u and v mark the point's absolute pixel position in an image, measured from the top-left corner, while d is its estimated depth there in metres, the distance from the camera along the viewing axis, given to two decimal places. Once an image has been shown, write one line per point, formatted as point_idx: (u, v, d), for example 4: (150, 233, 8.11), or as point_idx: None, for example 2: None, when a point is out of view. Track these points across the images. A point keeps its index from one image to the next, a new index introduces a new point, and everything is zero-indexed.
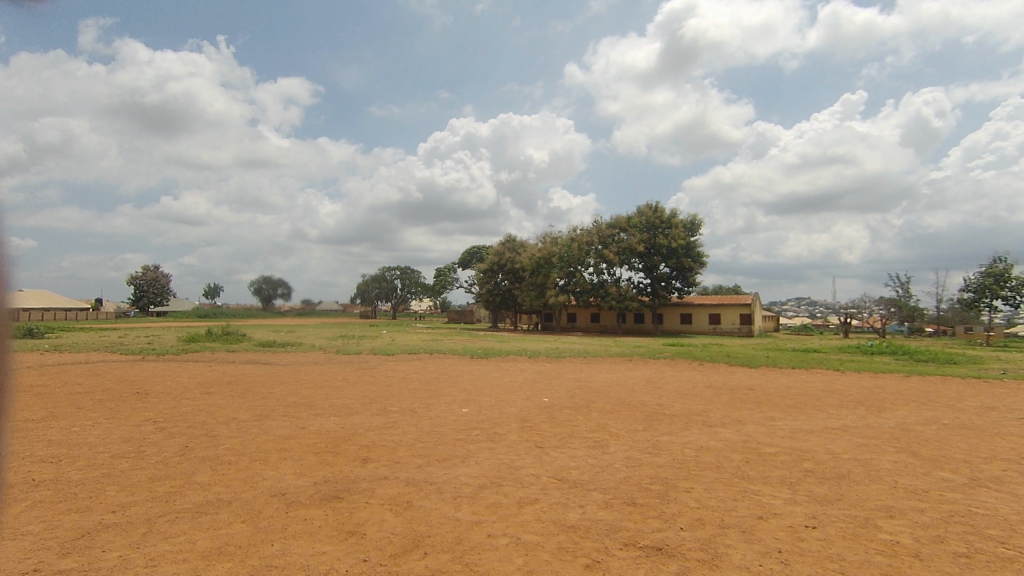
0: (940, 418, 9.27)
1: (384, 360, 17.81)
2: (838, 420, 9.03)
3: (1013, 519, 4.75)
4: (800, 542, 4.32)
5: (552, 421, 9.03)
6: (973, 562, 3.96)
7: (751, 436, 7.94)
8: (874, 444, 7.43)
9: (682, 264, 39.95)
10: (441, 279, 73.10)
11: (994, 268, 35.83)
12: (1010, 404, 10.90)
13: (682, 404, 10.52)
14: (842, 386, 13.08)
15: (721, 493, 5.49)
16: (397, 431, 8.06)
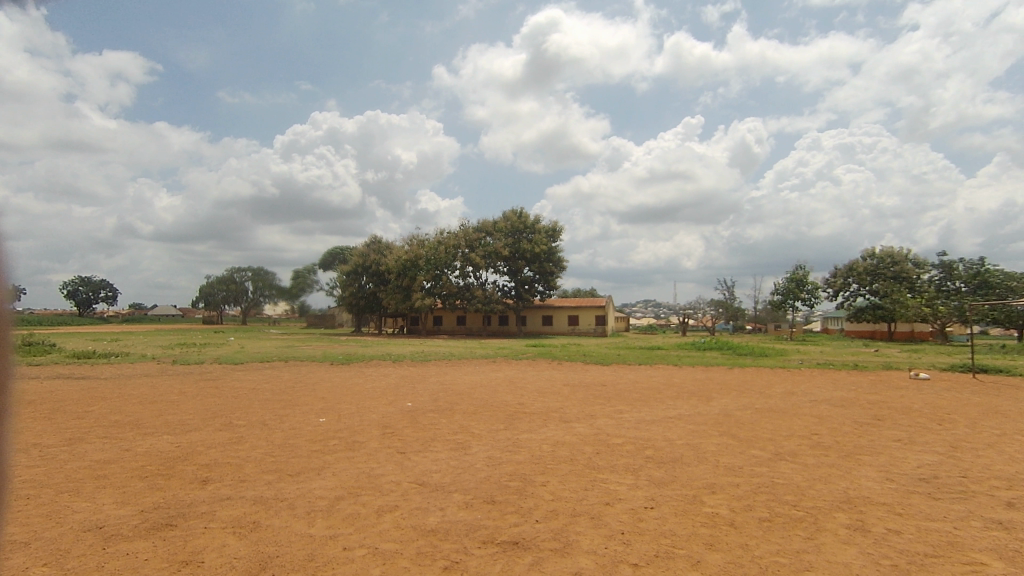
0: (753, 404, 10.77)
1: (232, 370, 16.29)
2: (675, 410, 10.08)
3: (803, 485, 5.67)
4: (640, 523, 4.76)
5: (415, 425, 8.93)
6: (774, 524, 4.66)
7: (601, 429, 8.56)
8: (702, 429, 8.39)
9: (543, 268, 41.78)
10: (299, 281, 68.72)
11: (796, 274, 42.39)
12: (805, 388, 12.98)
13: (541, 402, 11.01)
14: (679, 379, 14.59)
15: (573, 484, 5.84)
16: (244, 447, 7.43)
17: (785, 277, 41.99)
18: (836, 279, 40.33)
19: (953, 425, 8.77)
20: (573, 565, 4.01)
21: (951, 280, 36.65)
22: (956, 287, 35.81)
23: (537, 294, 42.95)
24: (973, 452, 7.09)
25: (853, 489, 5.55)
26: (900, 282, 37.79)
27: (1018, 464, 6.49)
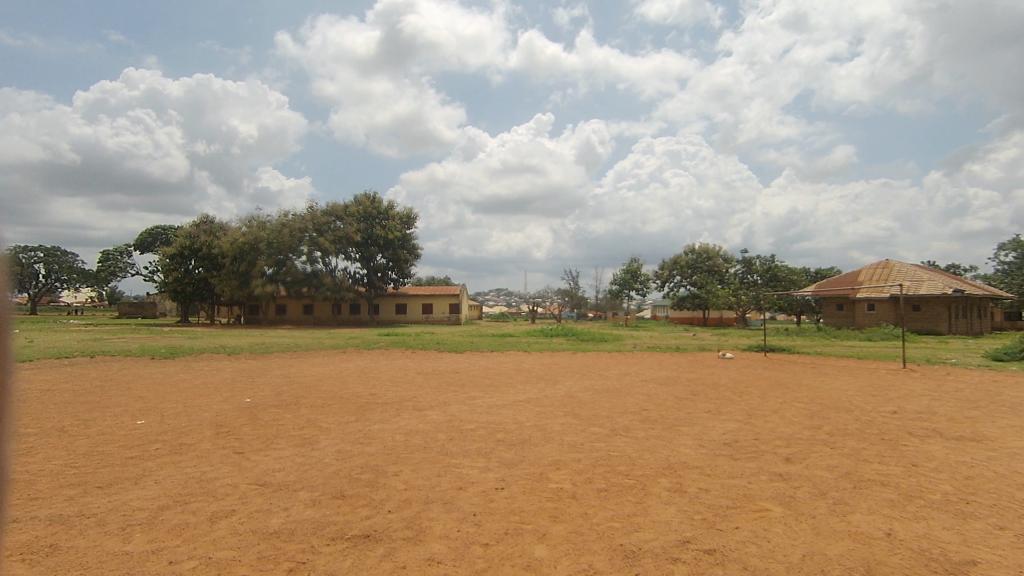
0: (594, 385, 11.71)
1: (16, 369, 13.57)
2: (524, 394, 10.59)
3: (633, 456, 6.34)
4: (490, 503, 4.95)
5: (254, 422, 8.26)
6: (609, 493, 5.15)
7: (454, 415, 8.70)
8: (548, 411, 8.93)
9: (397, 255, 40.94)
10: (108, 264, 59.29)
11: (631, 266, 46.68)
12: (637, 369, 14.43)
13: (394, 392, 10.85)
14: (528, 364, 15.31)
15: (426, 471, 5.88)
16: (35, 460, 6.26)
17: (622, 269, 46.01)
18: (663, 272, 45.23)
19: (749, 396, 10.40)
20: (425, 552, 4.05)
21: (750, 273, 43.08)
22: (754, 279, 42.19)
23: (390, 282, 42.02)
24: (764, 418, 8.49)
25: (674, 456, 6.33)
26: (713, 275, 43.52)
27: (794, 426, 7.92)
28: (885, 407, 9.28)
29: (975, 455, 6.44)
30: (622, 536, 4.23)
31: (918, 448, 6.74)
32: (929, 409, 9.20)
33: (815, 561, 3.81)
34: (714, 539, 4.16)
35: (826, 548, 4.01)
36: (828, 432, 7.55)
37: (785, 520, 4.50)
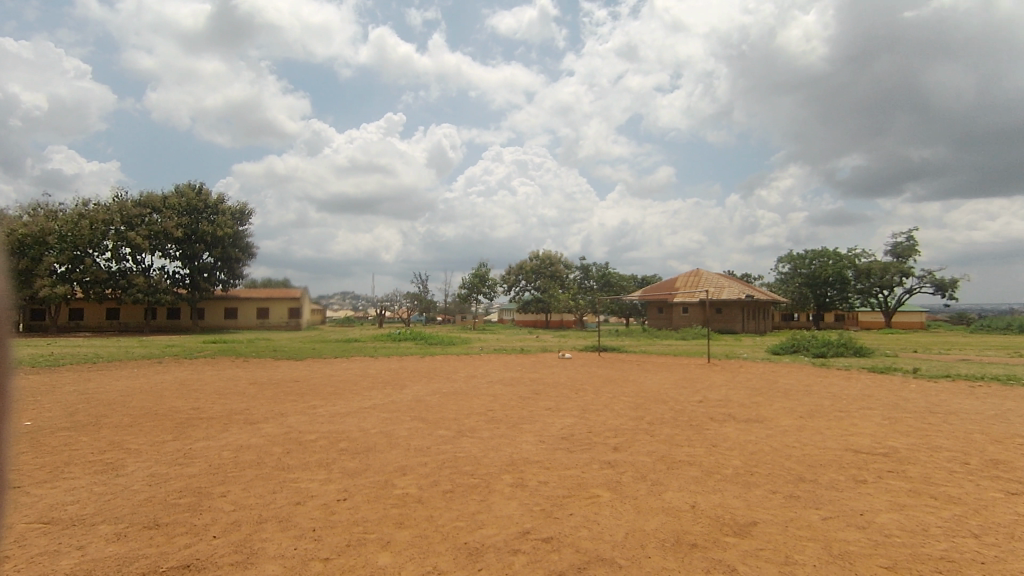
0: (441, 388, 11.77)
1: None
2: (369, 400, 10.27)
3: (478, 456, 6.51)
4: (331, 516, 4.74)
5: (37, 450, 6.91)
6: (454, 494, 5.24)
7: (292, 426, 8.16)
8: (395, 416, 8.79)
9: (228, 254, 37.14)
10: None
11: (479, 270, 47.73)
12: (483, 371, 14.80)
13: (222, 405, 9.84)
14: (373, 370, 14.87)
15: (259, 488, 5.45)
16: None
17: (470, 273, 46.82)
18: (509, 276, 46.93)
19: (585, 393, 11.27)
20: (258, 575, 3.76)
21: (587, 278, 46.53)
22: (590, 285, 45.67)
23: (217, 283, 37.93)
24: (596, 412, 9.28)
25: (516, 452, 6.64)
26: (554, 280, 46.22)
27: (621, 418, 8.77)
28: (693, 397, 10.69)
29: (759, 434, 7.70)
30: (466, 535, 4.34)
31: (717, 431, 7.89)
32: (727, 397, 10.80)
33: (636, 536, 4.28)
34: (551, 526, 4.46)
35: (644, 524, 4.52)
36: (648, 422, 8.48)
37: (611, 504, 4.98)
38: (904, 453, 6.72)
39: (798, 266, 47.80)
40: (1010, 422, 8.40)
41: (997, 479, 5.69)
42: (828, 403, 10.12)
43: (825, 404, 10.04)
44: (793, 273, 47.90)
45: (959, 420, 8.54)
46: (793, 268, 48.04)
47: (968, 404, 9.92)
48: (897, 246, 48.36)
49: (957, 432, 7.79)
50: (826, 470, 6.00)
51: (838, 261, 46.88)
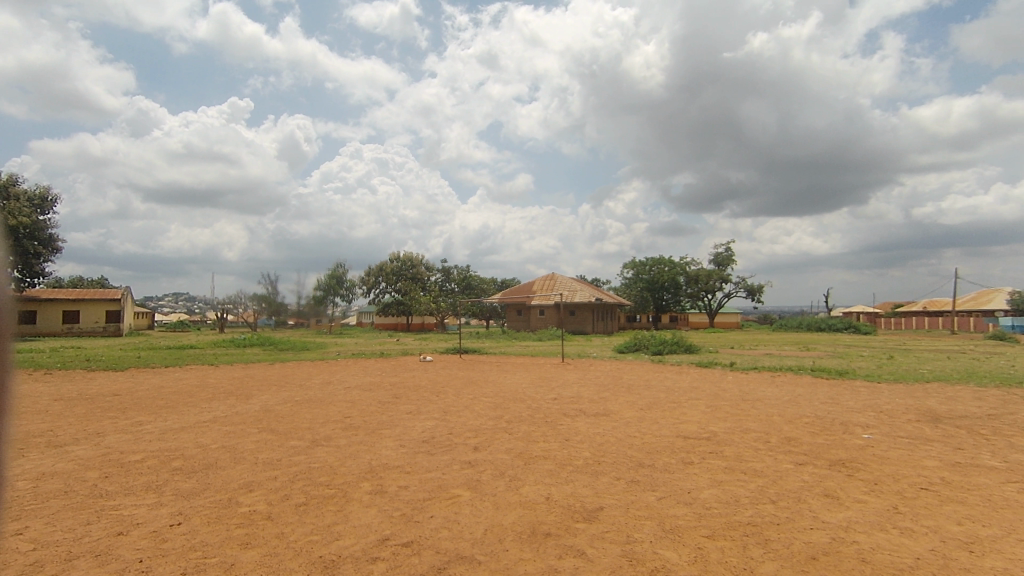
0: (293, 397, 11.06)
1: None
2: (208, 413, 9.32)
3: (335, 465, 6.24)
4: (163, 544, 4.25)
5: None
6: (308, 506, 4.97)
7: (111, 447, 7.11)
8: (239, 429, 8.07)
9: (23, 247, 31.24)
10: None
11: (336, 271, 45.57)
12: (340, 377, 14.18)
13: (15, 427, 8.25)
14: (214, 379, 13.49)
15: (68, 521, 4.68)
16: None
17: (326, 274, 44.50)
18: (369, 278, 45.49)
19: (447, 395, 11.32)
20: None
21: (448, 281, 46.65)
22: (451, 287, 45.86)
23: None
24: (457, 413, 9.37)
25: (375, 459, 6.48)
26: (415, 282, 45.69)
27: (481, 418, 8.95)
28: (549, 395, 11.27)
29: (605, 426, 8.37)
30: (322, 548, 4.15)
31: (570, 426, 8.42)
32: (579, 393, 11.56)
33: (494, 532, 4.42)
34: (411, 531, 4.44)
35: (502, 519, 4.69)
36: (507, 420, 8.78)
37: (471, 502, 5.09)
38: (721, 436, 7.76)
39: (640, 272, 52.58)
40: (799, 405, 10.10)
41: (789, 453, 6.82)
42: (664, 395, 11.30)
43: (661, 396, 11.20)
44: (636, 278, 52.61)
45: (763, 405, 10.06)
46: (636, 274, 52.75)
47: (770, 392, 11.72)
48: (719, 255, 55.42)
49: (761, 415, 9.17)
50: (661, 455, 6.72)
51: (672, 268, 52.46)
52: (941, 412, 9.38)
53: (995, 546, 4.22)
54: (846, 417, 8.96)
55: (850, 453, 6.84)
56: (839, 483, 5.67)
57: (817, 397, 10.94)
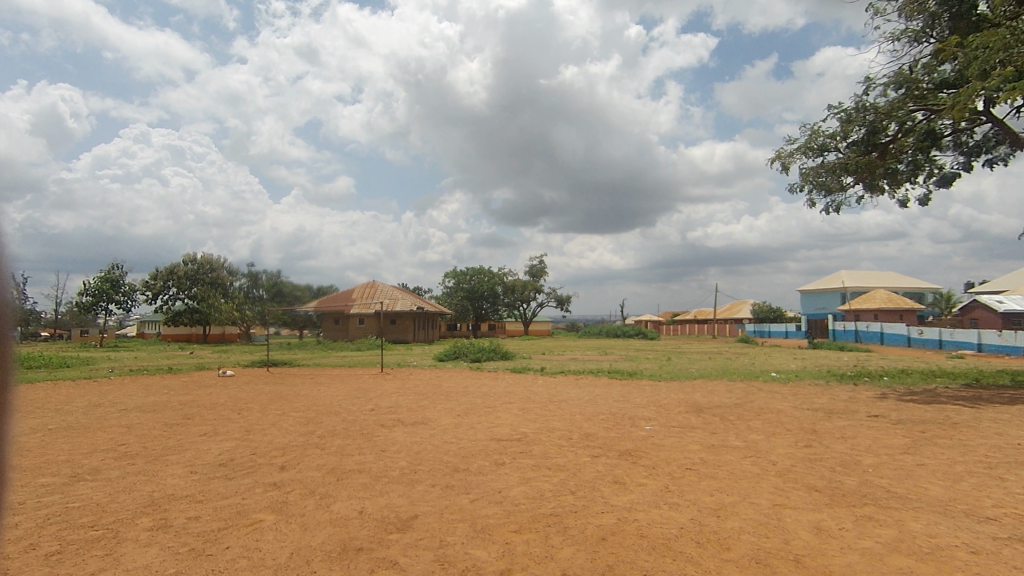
0: (45, 424, 9.10)
1: None
2: None
3: (103, 502, 5.30)
4: None
5: None
6: (64, 555, 4.16)
7: None
8: None
9: None
10: None
11: (111, 274, 38.54)
12: (113, 398, 12.04)
13: None
14: None
15: None
16: None
17: (96, 276, 37.37)
18: (155, 283, 39.39)
19: (250, 413, 10.32)
20: None
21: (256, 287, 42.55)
22: None
23: None
24: (261, 432, 8.62)
25: (157, 491, 5.65)
26: (215, 288, 40.77)
27: (289, 435, 8.36)
28: (366, 407, 10.96)
29: (422, 434, 8.42)
30: None
31: (386, 437, 8.29)
32: (397, 403, 11.44)
33: (300, 554, 4.18)
34: (201, 566, 3.98)
35: (310, 540, 4.45)
36: (319, 436, 8.33)
37: (275, 526, 4.74)
38: (530, 435, 8.34)
39: (461, 281, 53.83)
40: (597, 403, 11.30)
41: (586, 447, 7.60)
42: (479, 401, 11.73)
43: (477, 402, 11.60)
44: (457, 287, 53.75)
45: (567, 405, 11.05)
46: (457, 283, 53.89)
47: (573, 393, 12.89)
48: (533, 267, 59.31)
49: (565, 415, 10.05)
50: (474, 458, 6.98)
51: (491, 278, 54.77)
52: (703, 403, 11.26)
53: (734, 509, 5.22)
54: (633, 412, 10.28)
55: (635, 443, 7.86)
56: (625, 470, 6.50)
57: (611, 396, 12.33)
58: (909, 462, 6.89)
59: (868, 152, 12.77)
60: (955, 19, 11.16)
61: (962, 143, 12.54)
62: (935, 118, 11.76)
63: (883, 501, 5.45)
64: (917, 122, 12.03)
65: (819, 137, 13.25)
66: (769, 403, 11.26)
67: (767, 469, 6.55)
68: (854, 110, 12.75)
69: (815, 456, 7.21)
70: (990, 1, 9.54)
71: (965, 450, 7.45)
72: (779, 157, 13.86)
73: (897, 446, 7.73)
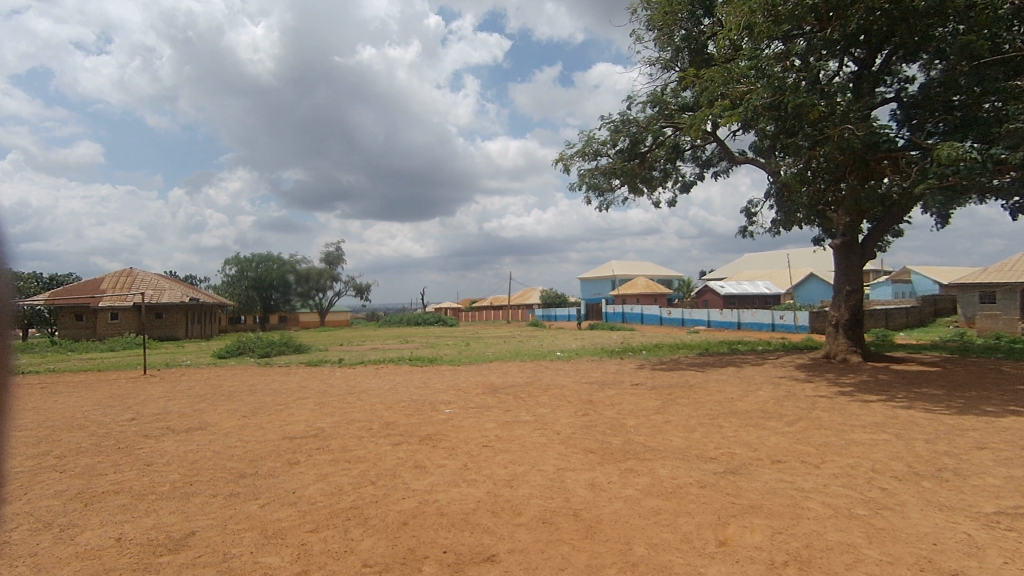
0: None
1: None
2: None
3: None
4: None
5: None
6: None
7: None
8: None
9: None
10: None
11: None
12: None
13: None
14: None
15: None
16: None
17: None
18: None
19: None
20: None
21: None
22: None
23: None
24: None
25: None
26: None
27: (13, 459, 6.70)
28: (123, 416, 9.28)
29: (199, 441, 7.48)
30: None
31: (153, 448, 7.18)
32: (165, 409, 9.91)
33: None
34: None
35: None
36: (56, 456, 6.84)
37: None
38: (327, 430, 8.00)
39: (245, 268, 48.51)
40: (397, 392, 11.27)
41: (387, 436, 7.56)
42: (269, 399, 10.81)
43: (267, 400, 10.67)
44: (240, 275, 48.31)
45: (366, 396, 10.81)
46: (240, 270, 48.42)
47: (374, 383, 12.65)
48: (328, 254, 56.26)
49: (365, 406, 9.85)
50: (264, 461, 6.45)
51: (280, 266, 50.55)
52: (498, 384, 12.00)
53: (524, 478, 5.72)
54: (433, 397, 10.50)
55: (436, 427, 8.07)
56: (425, 454, 6.66)
57: (412, 383, 12.42)
58: (659, 420, 8.31)
59: (631, 159, 14.83)
60: (692, 54, 13.56)
61: (697, 158, 15.31)
62: (678, 135, 14.15)
63: (640, 454, 6.50)
64: (666, 136, 14.34)
65: (592, 143, 14.98)
66: (554, 379, 12.49)
67: (552, 438, 7.30)
68: (620, 122, 14.68)
69: (590, 423, 8.24)
70: (715, 43, 11.84)
71: (697, 406, 9.26)
72: (561, 158, 15.33)
73: (651, 408, 9.26)
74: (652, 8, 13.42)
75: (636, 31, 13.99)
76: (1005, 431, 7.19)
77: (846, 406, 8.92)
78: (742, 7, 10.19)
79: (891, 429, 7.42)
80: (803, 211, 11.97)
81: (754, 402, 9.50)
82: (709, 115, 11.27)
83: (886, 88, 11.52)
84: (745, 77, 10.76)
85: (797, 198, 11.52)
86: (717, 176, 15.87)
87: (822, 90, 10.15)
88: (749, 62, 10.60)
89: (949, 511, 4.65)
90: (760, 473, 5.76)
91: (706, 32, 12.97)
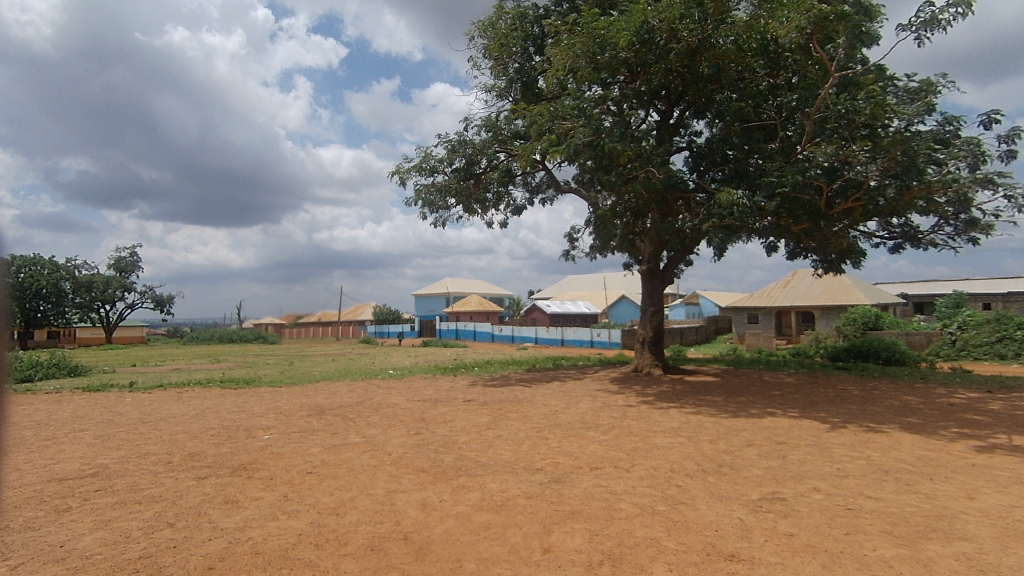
0: None
1: None
2: None
3: None
4: None
5: None
6: None
7: None
8: None
9: None
10: None
11: None
12: None
13: None
14: None
15: None
16: None
17: None
18: None
19: None
20: None
21: None
22: None
23: None
24: None
25: None
26: None
27: None
28: None
29: None
30: None
31: None
32: None
33: None
34: None
35: None
36: None
37: None
38: (112, 467, 6.77)
39: None
40: (204, 418, 9.97)
41: (190, 470, 6.65)
42: (28, 433, 8.81)
43: (27, 435, 8.70)
44: None
45: (164, 425, 9.39)
46: None
47: (174, 409, 11.05)
48: (119, 260, 48.28)
49: (162, 436, 8.54)
50: (19, 511, 5.23)
51: (51, 272, 42.08)
52: (324, 406, 11.26)
53: (352, 504, 5.45)
54: (249, 423, 9.49)
55: (251, 455, 7.32)
56: (238, 487, 5.98)
57: (222, 408, 11.10)
58: (490, 435, 8.52)
59: (466, 179, 15.23)
60: (524, 86, 14.40)
61: (527, 184, 16.25)
62: (510, 160, 14.94)
63: (471, 471, 6.58)
64: (499, 160, 15.05)
65: (429, 160, 15.08)
66: (386, 398, 12.11)
67: (383, 460, 7.08)
68: (456, 142, 15.04)
69: (422, 441, 8.15)
70: (544, 80, 12.78)
71: (525, 420, 9.69)
72: (397, 172, 15.18)
73: (482, 423, 9.45)
74: (489, 38, 14.08)
75: (473, 57, 14.54)
76: (766, 430, 8.74)
77: (650, 414, 10.05)
78: (568, 52, 11.25)
79: (685, 433, 8.55)
80: (616, 239, 13.31)
81: (575, 413, 10.23)
82: (538, 146, 12.12)
83: (680, 138, 13.44)
84: (570, 114, 11.75)
85: (613, 228, 12.78)
86: (544, 203, 17.00)
87: (631, 135, 11.49)
88: (573, 101, 11.64)
89: (726, 501, 5.50)
90: (581, 480, 6.21)
91: (537, 68, 13.96)
